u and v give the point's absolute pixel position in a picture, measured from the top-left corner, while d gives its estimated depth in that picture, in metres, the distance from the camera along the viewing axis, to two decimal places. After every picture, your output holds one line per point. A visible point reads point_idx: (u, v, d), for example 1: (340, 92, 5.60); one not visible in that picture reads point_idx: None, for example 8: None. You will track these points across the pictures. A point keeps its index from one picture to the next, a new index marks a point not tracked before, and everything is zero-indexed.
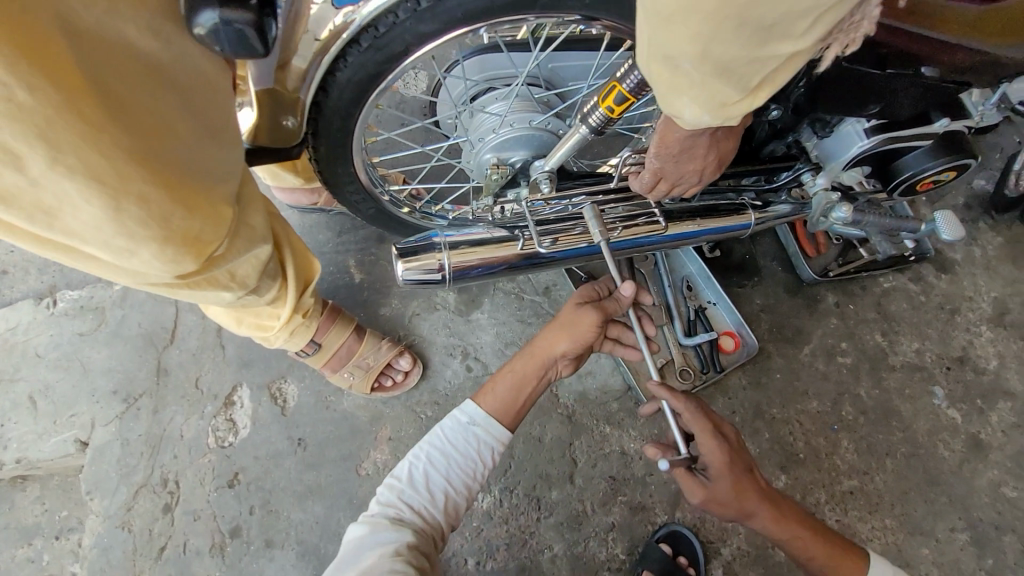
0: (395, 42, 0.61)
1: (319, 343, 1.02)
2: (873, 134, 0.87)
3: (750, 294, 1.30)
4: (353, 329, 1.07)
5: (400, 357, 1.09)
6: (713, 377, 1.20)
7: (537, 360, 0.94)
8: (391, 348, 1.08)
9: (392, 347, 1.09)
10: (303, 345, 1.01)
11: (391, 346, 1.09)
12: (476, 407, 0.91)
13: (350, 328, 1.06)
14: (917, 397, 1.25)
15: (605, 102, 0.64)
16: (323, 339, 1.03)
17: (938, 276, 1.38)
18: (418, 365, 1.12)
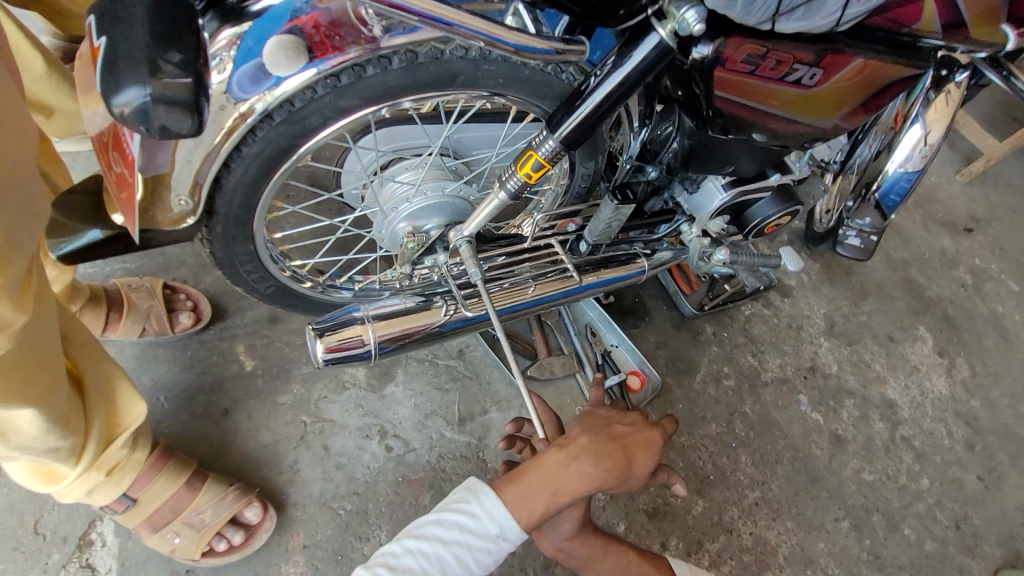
0: (312, 115, 0.61)
1: (135, 497, 0.83)
2: (728, 187, 1.04)
3: (644, 333, 1.43)
4: (192, 470, 0.89)
5: (246, 506, 0.91)
6: (627, 416, 1.26)
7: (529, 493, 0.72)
8: (221, 507, 0.89)
9: (238, 493, 0.91)
10: (111, 502, 0.82)
11: (238, 492, 0.91)
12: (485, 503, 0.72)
13: (182, 478, 0.88)
14: (789, 407, 1.44)
15: (522, 169, 0.69)
16: (140, 496, 0.84)
17: (784, 299, 1.64)
18: (271, 512, 0.94)
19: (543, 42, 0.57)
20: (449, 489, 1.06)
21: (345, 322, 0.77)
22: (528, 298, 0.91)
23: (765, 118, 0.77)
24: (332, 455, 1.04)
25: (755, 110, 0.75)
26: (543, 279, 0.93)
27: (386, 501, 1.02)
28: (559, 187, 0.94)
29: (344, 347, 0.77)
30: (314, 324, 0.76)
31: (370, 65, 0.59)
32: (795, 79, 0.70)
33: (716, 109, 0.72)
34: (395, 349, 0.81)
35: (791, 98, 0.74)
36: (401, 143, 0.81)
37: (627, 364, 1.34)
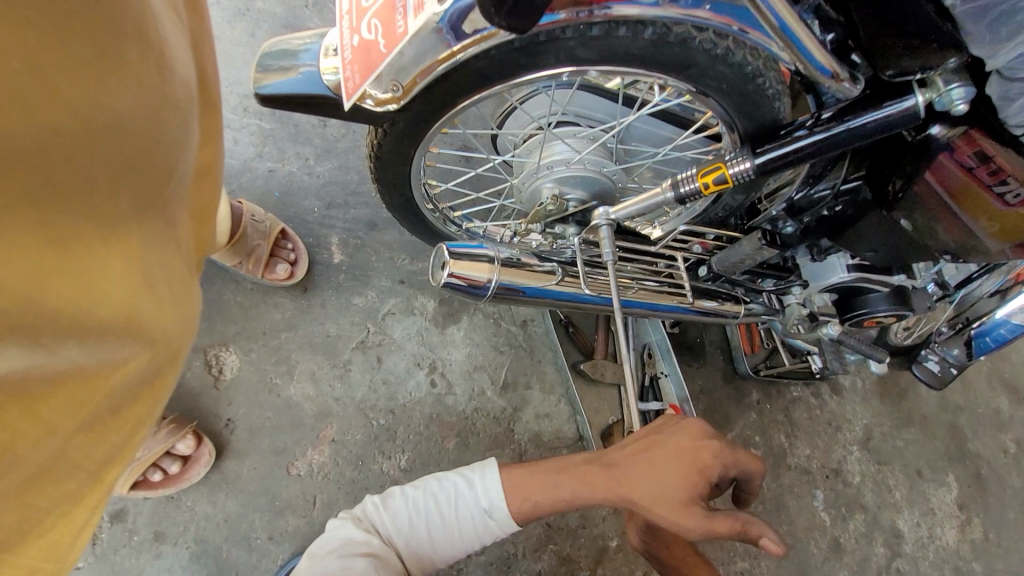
0: (547, 53, 0.62)
1: None
2: (851, 269, 1.03)
3: (694, 374, 1.42)
4: None
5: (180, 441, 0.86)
6: None
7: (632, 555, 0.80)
8: (170, 431, 0.85)
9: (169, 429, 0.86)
10: None
11: (169, 428, 0.86)
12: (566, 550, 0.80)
13: None
14: (802, 497, 1.42)
15: (703, 177, 0.70)
16: None
17: (833, 395, 1.61)
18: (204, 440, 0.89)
19: (826, 60, 0.57)
20: (474, 443, 1.08)
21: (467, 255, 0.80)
22: (634, 298, 0.91)
23: (943, 219, 0.75)
24: (382, 369, 1.06)
25: (945, 207, 0.73)
26: (652, 287, 0.93)
27: (415, 430, 1.05)
28: (698, 207, 0.94)
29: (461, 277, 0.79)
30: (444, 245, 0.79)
31: (625, 27, 0.59)
32: (996, 195, 0.68)
33: (905, 181, 0.72)
34: (504, 294, 0.83)
35: (986, 211, 0.71)
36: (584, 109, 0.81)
37: (670, 395, 1.34)
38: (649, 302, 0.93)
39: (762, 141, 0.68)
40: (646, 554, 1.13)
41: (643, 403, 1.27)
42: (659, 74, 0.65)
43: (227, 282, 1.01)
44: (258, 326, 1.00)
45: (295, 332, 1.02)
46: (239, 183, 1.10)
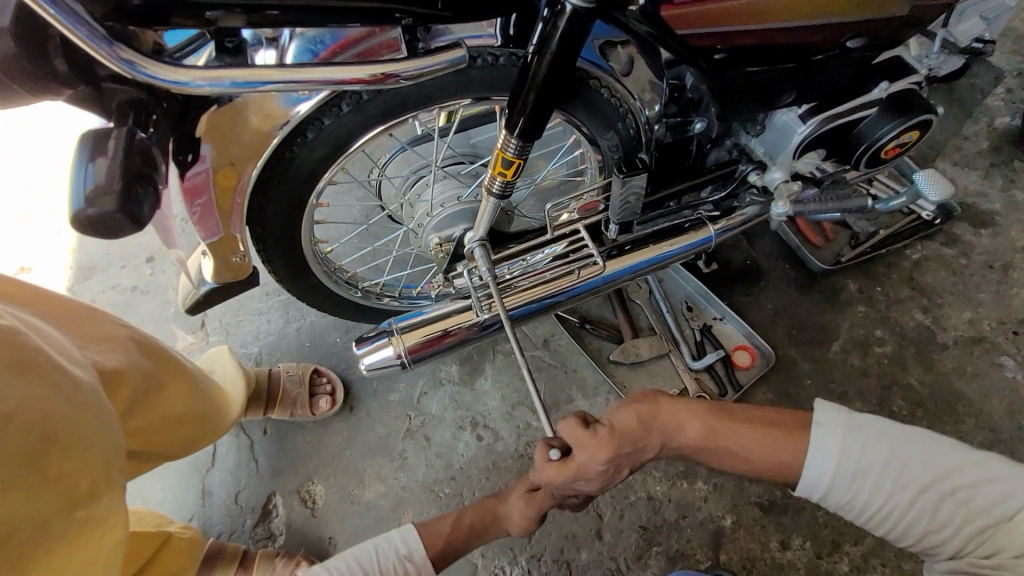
0: (295, 170, 0.70)
1: None
2: (807, 118, 0.85)
3: (760, 299, 1.22)
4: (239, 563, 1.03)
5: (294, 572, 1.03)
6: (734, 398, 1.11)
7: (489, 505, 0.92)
8: (284, 565, 1.03)
9: (285, 565, 1.03)
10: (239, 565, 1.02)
11: (284, 563, 1.04)
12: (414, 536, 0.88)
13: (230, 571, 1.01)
14: (985, 375, 1.08)
15: (496, 169, 0.69)
16: None
17: (975, 233, 1.23)
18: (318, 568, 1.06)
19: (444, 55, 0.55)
20: None
21: (375, 332, 0.84)
22: (564, 290, 0.88)
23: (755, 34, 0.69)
24: (432, 445, 1.17)
25: (749, 34, 0.72)
26: (580, 267, 0.88)
27: (479, 486, 1.12)
28: (595, 164, 0.92)
29: (381, 358, 0.82)
30: (355, 339, 0.84)
31: (324, 115, 0.66)
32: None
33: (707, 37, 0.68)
34: (430, 356, 0.85)
35: (786, 3, 0.71)
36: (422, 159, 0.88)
37: (733, 338, 1.17)
38: (585, 282, 0.89)
39: (515, 107, 0.64)
40: (773, 519, 1.02)
41: (699, 361, 1.13)
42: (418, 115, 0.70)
43: (296, 429, 1.23)
44: (327, 454, 1.19)
45: (356, 446, 1.19)
46: (280, 349, 1.35)
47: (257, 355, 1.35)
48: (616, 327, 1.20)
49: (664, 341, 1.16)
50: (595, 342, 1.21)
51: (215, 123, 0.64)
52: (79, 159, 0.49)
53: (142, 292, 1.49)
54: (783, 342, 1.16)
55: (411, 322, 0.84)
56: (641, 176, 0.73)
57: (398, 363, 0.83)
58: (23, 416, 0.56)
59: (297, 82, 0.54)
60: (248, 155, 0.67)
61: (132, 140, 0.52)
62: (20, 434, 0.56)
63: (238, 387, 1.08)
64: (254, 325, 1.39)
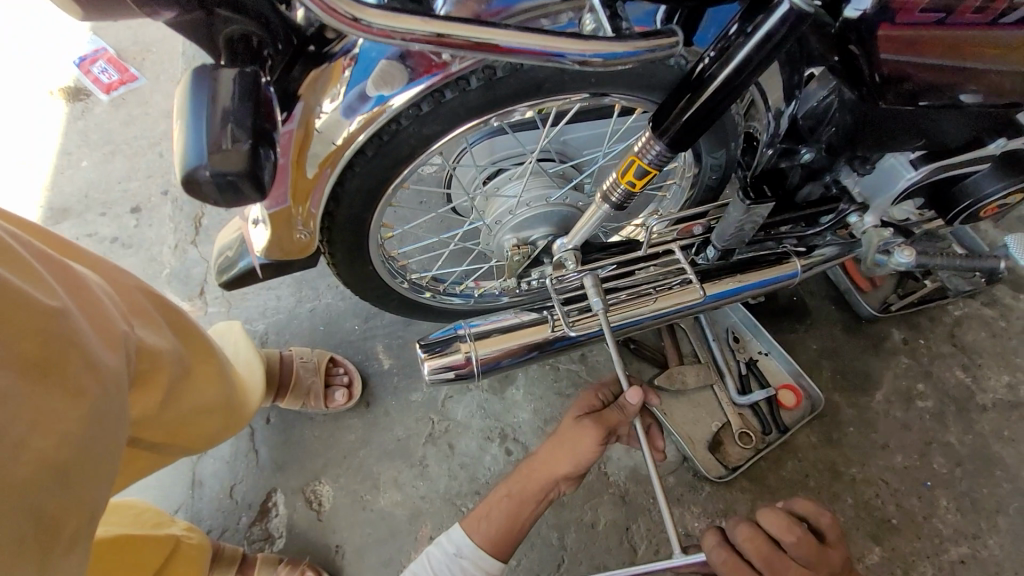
0: (395, 146, 0.61)
1: None
2: (920, 164, 0.80)
3: (805, 338, 1.19)
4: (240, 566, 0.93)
5: None
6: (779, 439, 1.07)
7: (535, 479, 0.80)
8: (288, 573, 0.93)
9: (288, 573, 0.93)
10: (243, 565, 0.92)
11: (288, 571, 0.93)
12: (464, 535, 0.80)
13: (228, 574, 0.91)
14: (1021, 441, 1.08)
15: (624, 176, 0.61)
16: None
17: (1016, 297, 1.23)
18: None
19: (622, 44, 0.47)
20: (567, 499, 1.04)
21: (443, 336, 0.76)
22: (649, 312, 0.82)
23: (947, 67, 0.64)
24: (456, 454, 1.09)
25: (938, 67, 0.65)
26: (668, 290, 0.83)
27: None
28: (687, 180, 0.86)
29: (446, 365, 0.75)
30: (418, 341, 0.76)
31: (448, 89, 0.57)
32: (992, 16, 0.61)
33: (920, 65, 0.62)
34: (497, 369, 0.78)
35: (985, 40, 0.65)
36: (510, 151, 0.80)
37: (779, 376, 1.14)
38: (671, 306, 0.83)
39: (665, 113, 0.57)
40: None
41: (746, 395, 1.09)
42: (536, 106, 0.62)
43: (304, 422, 1.12)
44: (339, 453, 1.10)
45: (371, 447, 1.10)
46: (290, 330, 1.23)
47: (264, 334, 1.23)
48: (660, 350, 1.15)
49: (709, 371, 1.12)
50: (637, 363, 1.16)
51: (319, 82, 0.56)
52: (195, 103, 0.42)
53: (132, 247, 1.34)
54: (827, 385, 1.13)
55: (481, 329, 0.77)
56: (768, 205, 0.68)
57: (463, 373, 0.76)
58: (37, 432, 0.47)
59: (457, 44, 0.45)
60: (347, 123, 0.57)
61: (259, 87, 0.44)
62: (37, 441, 0.48)
63: (254, 371, 0.97)
64: (262, 301, 1.27)
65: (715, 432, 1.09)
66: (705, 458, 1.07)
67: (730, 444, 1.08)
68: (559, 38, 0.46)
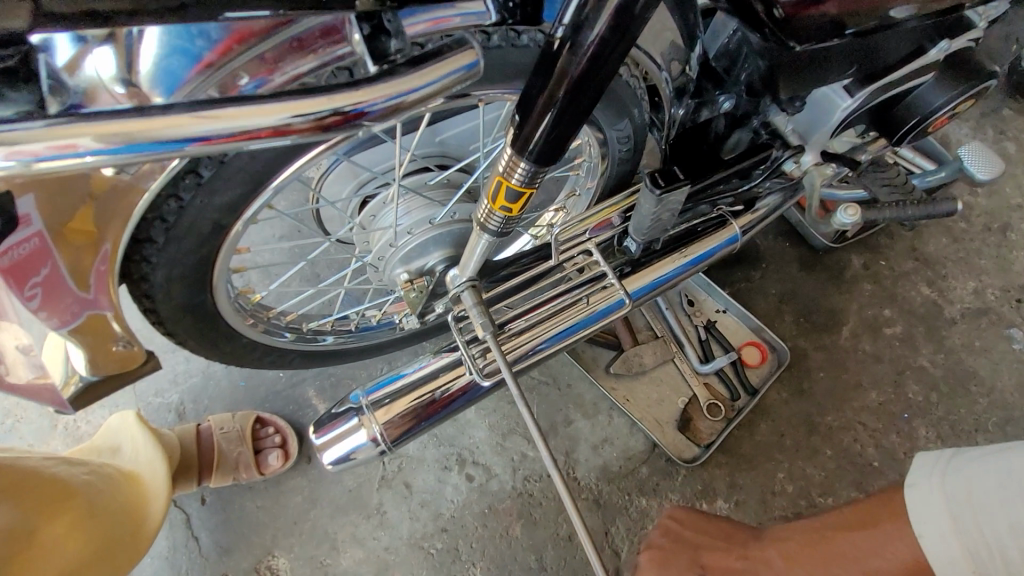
0: (192, 226, 0.49)
1: None
2: (855, 90, 0.68)
3: (763, 285, 1.10)
4: None
5: None
6: (749, 403, 1.00)
7: None
8: None
9: None
10: None
11: None
12: None
13: None
14: (992, 349, 1.03)
15: (497, 202, 0.48)
16: None
17: (973, 192, 1.15)
18: None
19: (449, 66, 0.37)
20: (540, 515, 0.98)
21: (339, 414, 0.64)
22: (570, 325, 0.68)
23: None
24: (415, 493, 1.00)
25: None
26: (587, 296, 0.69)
27: (476, 535, 0.97)
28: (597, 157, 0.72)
29: (346, 450, 0.62)
30: (311, 425, 0.64)
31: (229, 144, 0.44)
32: None
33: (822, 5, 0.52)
34: (413, 436, 0.64)
35: None
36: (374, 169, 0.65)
37: (740, 333, 1.06)
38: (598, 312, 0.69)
39: (525, 125, 0.43)
40: None
41: (707, 363, 1.01)
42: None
43: (243, 494, 1.02)
44: (288, 519, 1.00)
45: (321, 505, 1.00)
46: (207, 394, 1.09)
47: (179, 404, 1.09)
48: (612, 332, 1.04)
49: (667, 345, 1.03)
50: (590, 352, 1.06)
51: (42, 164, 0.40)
52: None
53: None
54: (792, 333, 1.06)
55: (381, 395, 0.64)
56: (683, 190, 0.56)
57: (372, 451, 0.63)
58: None
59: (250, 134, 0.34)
60: (120, 202, 0.45)
61: None
62: None
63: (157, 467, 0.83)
64: (166, 367, 1.11)
65: (683, 410, 1.01)
66: (676, 439, 1.00)
67: (699, 418, 1.01)
68: (337, 92, 0.36)
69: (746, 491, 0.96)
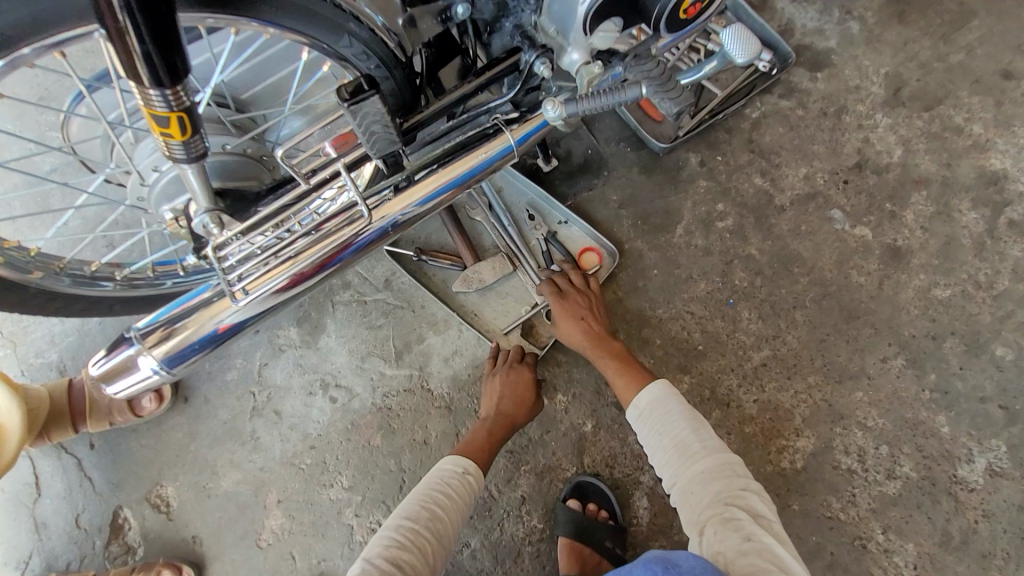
0: None
1: None
2: None
3: (603, 192, 1.12)
4: None
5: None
6: None
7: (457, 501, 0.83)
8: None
9: None
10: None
11: None
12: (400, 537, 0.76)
13: None
14: (817, 231, 1.08)
15: (155, 129, 0.50)
16: None
17: (812, 79, 1.15)
18: (187, 572, 1.00)
19: None
20: (398, 425, 1.06)
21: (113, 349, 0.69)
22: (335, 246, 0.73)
23: None
24: (284, 418, 1.08)
25: None
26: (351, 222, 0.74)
27: (341, 449, 1.06)
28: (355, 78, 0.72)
29: (123, 378, 0.69)
30: (89, 360, 0.70)
31: None
32: None
33: None
34: (188, 359, 0.71)
35: None
36: (116, 112, 0.65)
37: (579, 241, 1.10)
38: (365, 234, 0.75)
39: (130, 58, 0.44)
40: (630, 415, 1.02)
41: (545, 276, 1.05)
42: (46, 49, 0.55)
43: (127, 434, 1.10)
44: (171, 453, 1.09)
45: (199, 438, 1.09)
46: (85, 350, 1.15)
47: (60, 362, 1.15)
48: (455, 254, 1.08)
49: (508, 260, 1.06)
50: (439, 273, 1.11)
51: None
52: None
53: None
54: (629, 236, 1.10)
55: (149, 327, 0.69)
56: (372, 100, 0.57)
57: (152, 376, 0.70)
58: None
59: None
60: None
61: None
62: None
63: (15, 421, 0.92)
64: (44, 329, 1.16)
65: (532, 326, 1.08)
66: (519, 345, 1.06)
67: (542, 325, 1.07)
68: None
69: (583, 384, 1.04)
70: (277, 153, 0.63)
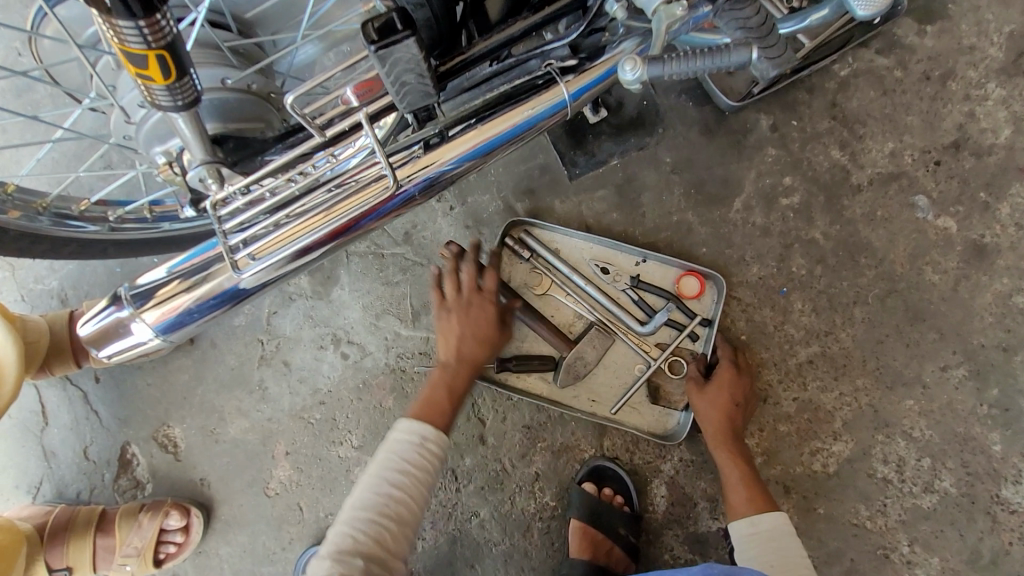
0: None
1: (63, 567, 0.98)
2: None
3: (656, 152, 0.99)
4: (100, 526, 0.98)
5: (166, 518, 0.97)
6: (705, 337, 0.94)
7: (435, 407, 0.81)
8: (153, 517, 0.97)
9: (152, 517, 0.97)
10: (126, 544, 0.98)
11: (151, 516, 0.97)
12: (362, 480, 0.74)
13: (90, 534, 0.97)
14: (895, 218, 0.95)
15: (130, 68, 0.42)
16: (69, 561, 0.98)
17: (919, 33, 0.97)
18: (195, 514, 1.00)
19: None
20: (412, 389, 1.01)
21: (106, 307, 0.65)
22: (350, 211, 0.63)
23: None
24: (293, 370, 1.03)
25: None
26: (362, 181, 0.62)
27: (352, 408, 1.02)
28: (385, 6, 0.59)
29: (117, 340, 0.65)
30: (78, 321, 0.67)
31: None
32: None
33: None
34: (185, 326, 0.66)
35: None
36: (90, 29, 0.56)
37: (670, 272, 0.96)
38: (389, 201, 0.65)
39: None
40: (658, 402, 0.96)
41: (648, 325, 0.93)
42: None
43: (133, 371, 1.06)
44: (178, 394, 1.05)
45: (206, 382, 1.05)
46: (86, 280, 1.08)
47: (61, 290, 1.09)
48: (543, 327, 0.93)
49: (604, 329, 0.94)
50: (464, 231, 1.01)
51: None
52: None
53: None
54: (679, 206, 0.98)
55: (143, 290, 0.64)
56: (405, 44, 0.45)
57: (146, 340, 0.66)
58: None
59: None
60: None
61: None
62: None
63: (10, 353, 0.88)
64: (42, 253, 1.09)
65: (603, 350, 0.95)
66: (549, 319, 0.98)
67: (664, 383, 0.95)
68: None
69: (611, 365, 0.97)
70: (285, 99, 0.51)
